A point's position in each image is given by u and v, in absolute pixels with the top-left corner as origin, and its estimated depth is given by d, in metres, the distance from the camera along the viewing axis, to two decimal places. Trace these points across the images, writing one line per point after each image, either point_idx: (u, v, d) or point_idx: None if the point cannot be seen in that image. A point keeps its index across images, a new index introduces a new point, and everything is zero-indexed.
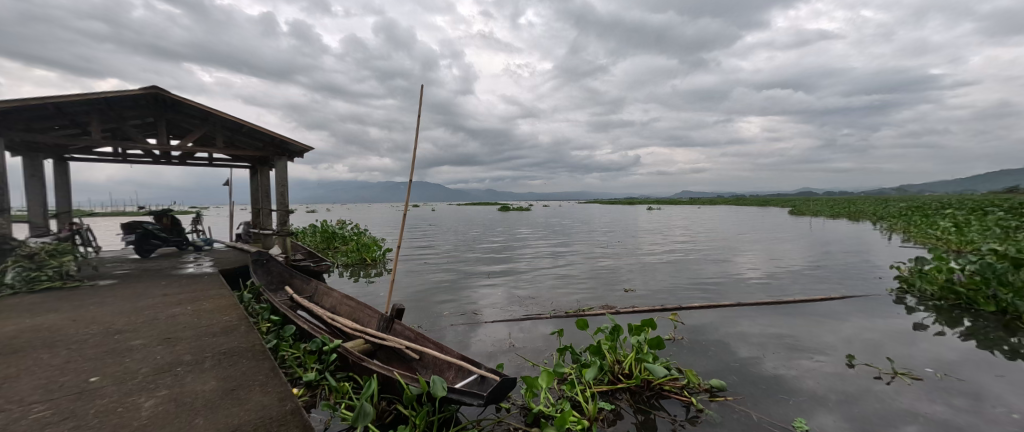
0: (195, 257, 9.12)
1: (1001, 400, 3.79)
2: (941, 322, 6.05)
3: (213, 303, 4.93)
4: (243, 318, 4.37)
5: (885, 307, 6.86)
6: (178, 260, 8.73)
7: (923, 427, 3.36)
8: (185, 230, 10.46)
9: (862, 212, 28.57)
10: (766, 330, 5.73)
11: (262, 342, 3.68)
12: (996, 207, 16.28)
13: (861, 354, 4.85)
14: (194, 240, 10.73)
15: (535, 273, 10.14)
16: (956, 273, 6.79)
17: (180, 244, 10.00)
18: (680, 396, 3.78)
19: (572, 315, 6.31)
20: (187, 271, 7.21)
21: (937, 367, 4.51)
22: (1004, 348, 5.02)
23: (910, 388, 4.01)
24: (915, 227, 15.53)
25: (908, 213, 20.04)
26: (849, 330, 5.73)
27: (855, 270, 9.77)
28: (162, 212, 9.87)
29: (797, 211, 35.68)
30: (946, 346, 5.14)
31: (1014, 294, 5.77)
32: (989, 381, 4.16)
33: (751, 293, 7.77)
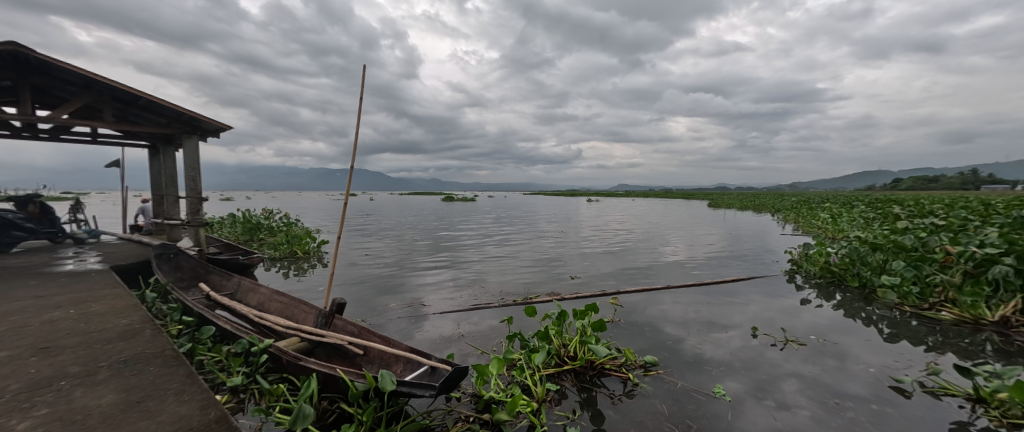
0: (76, 252, 7.90)
1: (869, 357, 4.50)
2: (819, 297, 7.00)
3: (105, 306, 4.31)
4: (146, 321, 3.88)
5: (780, 285, 7.82)
6: (53, 255, 7.49)
7: (811, 384, 3.87)
8: (58, 219, 9.00)
9: (766, 205, 32.11)
10: (691, 310, 6.24)
11: (173, 347, 3.30)
12: (859, 202, 19.43)
13: (764, 328, 5.47)
14: (72, 230, 9.29)
15: (478, 263, 10.12)
16: (832, 255, 7.86)
17: (53, 236, 8.69)
18: (619, 372, 4.00)
19: (520, 303, 6.42)
20: (66, 268, 6.21)
21: (824, 334, 5.22)
22: (863, 316, 5.95)
23: (800, 353, 4.61)
24: (802, 217, 17.95)
25: (798, 206, 23.00)
26: (756, 305, 6.44)
27: (759, 256, 11.02)
28: (25, 197, 8.42)
29: (714, 204, 39.14)
30: (826, 316, 5.96)
31: (871, 271, 6.84)
32: (862, 343, 4.88)
33: (678, 278, 8.41)
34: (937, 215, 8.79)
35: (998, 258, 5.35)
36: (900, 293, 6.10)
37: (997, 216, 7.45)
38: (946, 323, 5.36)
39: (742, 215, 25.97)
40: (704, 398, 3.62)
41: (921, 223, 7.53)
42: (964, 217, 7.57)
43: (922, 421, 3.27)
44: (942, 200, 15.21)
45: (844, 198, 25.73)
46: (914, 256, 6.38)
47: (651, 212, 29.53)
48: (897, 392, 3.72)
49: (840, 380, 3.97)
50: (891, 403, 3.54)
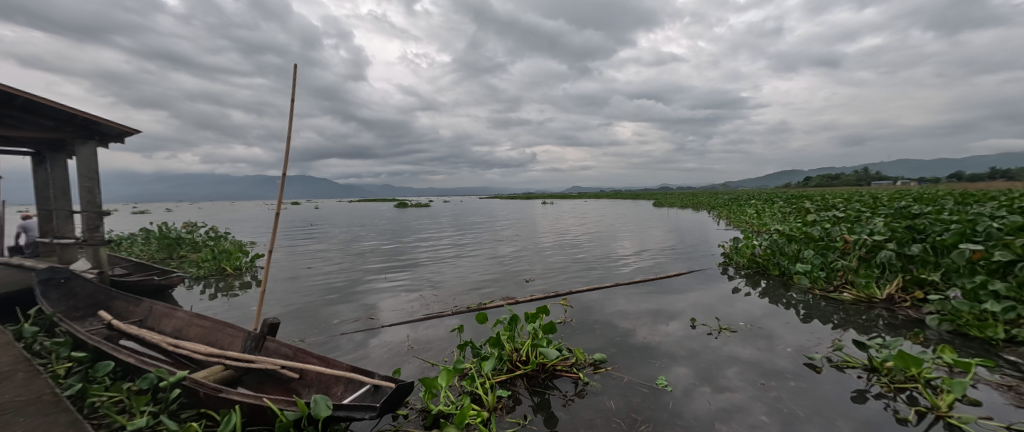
0: None
1: (789, 338, 4.97)
2: (748, 285, 7.67)
3: None
4: (20, 361, 3.54)
5: (715, 277, 8.43)
6: None
7: (742, 368, 4.19)
8: None
9: (702, 203, 34.53)
10: (637, 305, 6.52)
11: (53, 390, 3.09)
12: (780, 198, 21.53)
13: (701, 318, 5.85)
14: None
15: (428, 271, 9.86)
16: (757, 247, 8.66)
17: None
18: (569, 373, 4.08)
19: (473, 309, 6.34)
20: None
21: (752, 320, 5.69)
22: (783, 300, 6.61)
23: (732, 338, 4.99)
24: (734, 213, 19.54)
25: (730, 203, 25.02)
26: (694, 298, 6.88)
27: (697, 251, 11.81)
28: None
29: (656, 204, 41.53)
30: (754, 303, 6.51)
31: (789, 260, 7.63)
32: (782, 326, 5.39)
33: (625, 276, 8.75)
34: (838, 208, 10.01)
35: (884, 243, 6.23)
36: (811, 278, 6.85)
37: (883, 207, 8.66)
38: (847, 303, 6.10)
39: (684, 215, 25.83)
40: (649, 390, 3.79)
41: (826, 216, 8.53)
42: (859, 210, 8.70)
43: (831, 391, 3.68)
44: (846, 195, 17.30)
45: (768, 195, 28.37)
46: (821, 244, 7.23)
47: (600, 214, 30.61)
48: (809, 368, 4.15)
49: (765, 361, 4.34)
50: (807, 378, 3.93)
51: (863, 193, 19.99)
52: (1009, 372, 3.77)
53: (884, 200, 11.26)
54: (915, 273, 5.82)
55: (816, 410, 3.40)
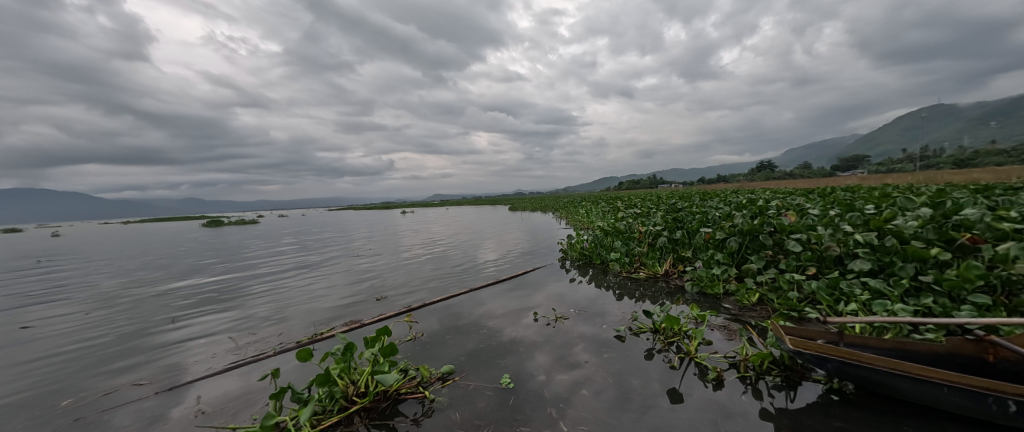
0: None
1: (607, 317, 5.90)
2: (578, 273, 8.89)
3: None
4: None
5: (555, 269, 9.43)
6: None
7: (573, 349, 4.77)
8: None
9: (546, 206, 38.59)
10: (487, 305, 6.72)
11: None
12: (605, 199, 25.72)
13: (541, 309, 6.42)
14: None
15: (248, 302, 8.15)
16: (585, 240, 10.11)
17: None
18: (415, 394, 3.97)
19: (301, 344, 5.50)
20: None
21: (582, 304, 6.55)
22: (602, 284, 7.91)
23: (566, 324, 5.64)
24: (571, 214, 22.32)
25: (568, 205, 28.60)
26: (537, 291, 7.50)
27: (541, 249, 13.02)
28: None
29: (507, 210, 44.51)
30: (584, 289, 7.53)
31: (606, 249, 9.17)
32: (602, 307, 6.37)
33: (477, 279, 8.96)
34: (639, 206, 12.53)
35: (663, 232, 8.10)
36: (620, 264, 8.38)
37: (664, 205, 11.25)
38: (641, 280, 7.70)
39: (533, 218, 28.15)
40: (494, 392, 3.96)
41: (630, 213, 10.56)
42: (651, 207, 11.06)
43: (633, 355, 4.54)
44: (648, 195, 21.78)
45: (595, 198, 33.53)
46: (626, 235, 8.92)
47: (457, 220, 30.96)
48: (616, 338, 5.06)
49: (590, 340, 5.05)
50: (619, 348, 4.74)
51: (660, 194, 25.53)
52: (727, 316, 5.36)
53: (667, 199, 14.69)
54: (679, 252, 7.74)
55: (622, 373, 4.14)
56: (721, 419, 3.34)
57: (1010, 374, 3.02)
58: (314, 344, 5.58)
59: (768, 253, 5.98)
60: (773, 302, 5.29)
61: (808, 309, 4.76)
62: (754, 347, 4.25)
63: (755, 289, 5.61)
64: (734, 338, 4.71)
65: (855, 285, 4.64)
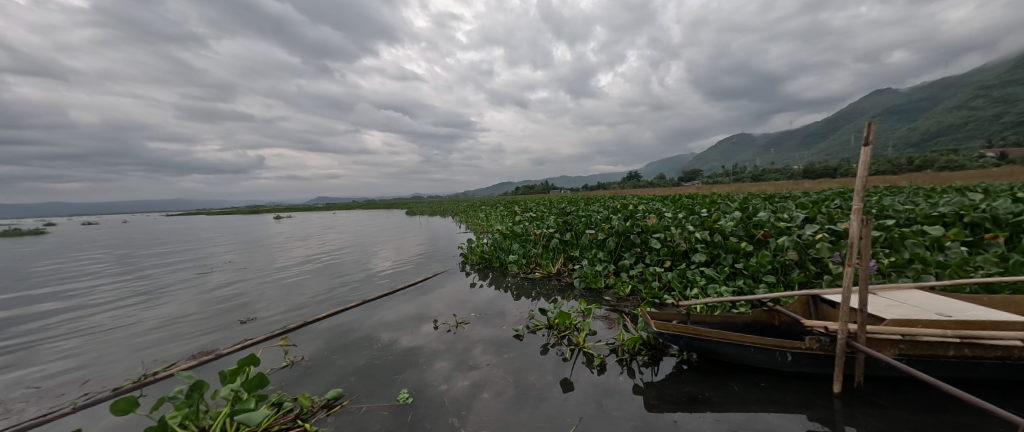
0: None
1: (505, 318, 6.12)
2: (478, 277, 9.02)
3: None
4: None
5: (455, 274, 9.41)
6: None
7: (473, 354, 4.84)
8: None
9: (446, 210, 38.34)
10: (382, 317, 6.37)
11: None
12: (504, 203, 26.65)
13: (440, 316, 6.34)
14: None
15: (53, 338, 6.32)
16: (485, 244, 10.29)
17: None
18: (292, 428, 3.57)
19: (120, 391, 4.33)
20: None
21: (480, 308, 6.65)
22: (502, 286, 8.18)
23: (465, 329, 5.68)
24: (471, 217, 22.54)
25: (468, 209, 28.82)
26: (436, 297, 7.39)
27: (441, 254, 12.84)
28: None
29: (405, 213, 42.96)
30: (484, 292, 7.68)
31: (505, 252, 9.50)
32: (500, 309, 6.57)
33: (371, 290, 8.42)
34: (535, 210, 13.30)
35: (556, 234, 8.71)
36: (517, 265, 8.76)
37: (556, 209, 12.14)
38: (536, 279, 8.18)
39: (433, 222, 27.68)
40: (388, 410, 3.80)
41: (526, 216, 11.13)
42: (545, 211, 11.85)
43: (530, 352, 4.81)
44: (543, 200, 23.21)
45: (494, 201, 34.43)
46: (523, 238, 9.34)
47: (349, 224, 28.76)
48: (514, 337, 5.31)
49: (489, 341, 5.20)
50: (517, 347, 4.98)
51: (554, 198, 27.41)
52: (609, 307, 6.03)
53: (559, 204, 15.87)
54: (569, 252, 8.45)
55: (520, 370, 4.36)
56: (604, 399, 3.77)
57: (790, 332, 4.08)
58: (144, 390, 4.46)
59: (637, 250, 6.93)
60: (641, 291, 6.13)
61: (666, 296, 5.66)
62: (628, 332, 4.89)
63: (628, 281, 6.43)
64: (615, 326, 5.35)
65: (698, 273, 5.68)
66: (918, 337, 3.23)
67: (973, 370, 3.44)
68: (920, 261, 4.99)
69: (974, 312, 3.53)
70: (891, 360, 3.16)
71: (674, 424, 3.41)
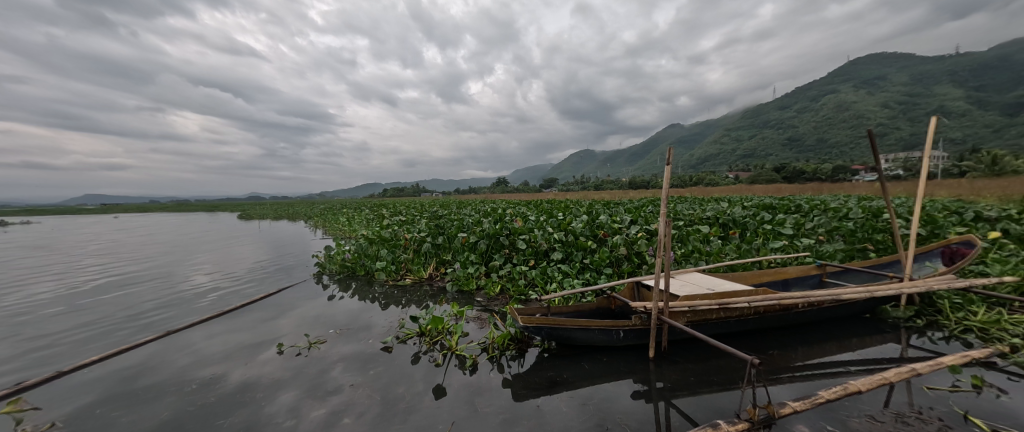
0: None
1: (369, 332, 5.73)
2: (339, 289, 8.20)
3: None
4: None
5: (308, 287, 8.35)
6: None
7: (334, 376, 4.40)
8: None
9: (297, 213, 33.86)
10: (206, 350, 5.19)
11: None
12: (368, 206, 24.95)
13: (288, 339, 5.53)
14: None
15: None
16: (346, 252, 9.43)
17: None
18: None
19: None
20: None
21: (338, 325, 6.04)
22: (369, 296, 7.64)
23: (319, 351, 5.08)
24: (328, 223, 20.40)
25: (325, 213, 26.01)
26: (283, 318, 6.41)
27: (289, 265, 11.23)
28: None
29: (241, 216, 36.27)
30: (346, 305, 7.04)
31: (371, 260, 8.91)
32: (362, 323, 6.09)
33: (190, 314, 6.78)
34: (403, 214, 12.88)
35: (427, 238, 8.58)
36: (386, 272, 8.31)
37: (426, 212, 11.99)
38: (407, 286, 7.94)
39: (279, 228, 24.07)
40: None
41: (394, 221, 10.67)
42: (414, 214, 11.59)
43: (398, 365, 4.63)
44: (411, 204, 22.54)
45: (355, 204, 31.92)
46: (391, 243, 8.91)
47: (157, 232, 22.75)
48: (383, 350, 5.06)
49: (352, 359, 4.83)
50: (384, 361, 4.73)
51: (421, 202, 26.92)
52: (481, 307, 6.25)
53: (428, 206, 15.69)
54: (441, 256, 8.45)
55: (388, 385, 4.17)
56: (475, 398, 3.90)
57: (622, 312, 4.86)
58: None
59: (505, 251, 7.35)
60: (510, 289, 6.52)
61: (530, 292, 6.15)
62: (498, 329, 5.17)
63: (498, 281, 6.76)
64: (485, 325, 5.60)
65: (556, 269, 6.33)
66: (695, 307, 4.18)
67: (724, 327, 4.68)
68: (698, 251, 6.54)
69: (729, 285, 4.79)
70: (683, 326, 4.07)
71: (537, 409, 3.73)
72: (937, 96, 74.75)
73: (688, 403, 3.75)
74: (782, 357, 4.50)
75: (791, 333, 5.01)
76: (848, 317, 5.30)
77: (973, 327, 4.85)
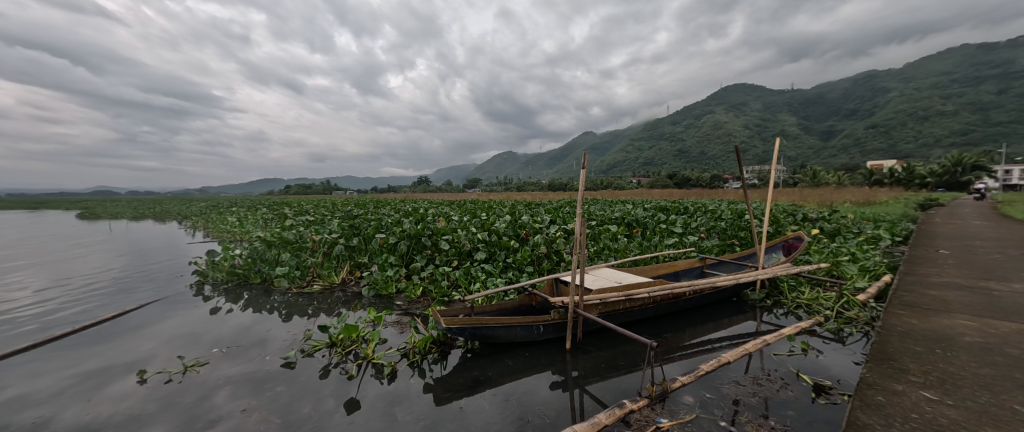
0: None
1: (264, 349, 5.12)
2: (228, 301, 7.15)
3: None
4: None
5: (185, 300, 7.13)
6: None
7: (224, 403, 3.86)
8: None
9: (169, 212, 28.85)
10: (30, 390, 4.11)
11: None
12: (262, 205, 22.24)
13: (156, 364, 4.67)
14: None
15: None
16: (237, 258, 8.23)
17: None
18: None
19: None
20: None
21: (223, 343, 5.27)
22: (267, 307, 6.83)
23: (198, 377, 4.37)
24: (211, 224, 17.70)
25: (206, 212, 22.54)
26: (148, 339, 5.38)
27: (157, 273, 9.46)
28: None
29: (88, 215, 29.70)
30: (237, 319, 6.20)
31: (269, 266, 7.96)
32: (252, 340, 5.38)
33: (8, 340, 5.31)
34: (309, 213, 11.80)
35: (338, 240, 7.97)
36: (289, 279, 7.51)
37: (338, 212, 11.18)
38: (315, 293, 7.30)
39: (142, 229, 20.21)
40: None
41: (298, 221, 9.70)
42: (322, 214, 10.71)
43: (303, 383, 4.23)
44: (316, 203, 20.68)
45: (246, 203, 28.26)
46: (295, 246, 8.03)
47: None
48: (285, 366, 4.62)
49: (244, 381, 4.30)
50: (285, 380, 4.29)
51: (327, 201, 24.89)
52: (400, 312, 6.01)
53: (336, 206, 14.57)
54: (356, 259, 7.94)
55: (289, 405, 3.81)
56: (393, 407, 3.75)
57: (543, 307, 5.06)
58: None
59: (427, 252, 7.19)
60: (431, 291, 6.37)
61: (453, 293, 6.09)
62: (419, 332, 5.04)
63: (419, 283, 6.56)
64: (405, 329, 5.42)
65: (479, 269, 6.37)
66: (605, 300, 4.54)
67: (629, 316, 5.15)
68: (608, 248, 7.10)
69: (633, 277, 5.31)
70: (596, 318, 4.37)
71: (459, 410, 3.72)
72: (788, 119, 91.10)
73: (600, 388, 4.07)
74: (674, 339, 5.12)
75: (680, 317, 5.71)
76: (722, 301, 6.17)
77: (801, 304, 6.01)
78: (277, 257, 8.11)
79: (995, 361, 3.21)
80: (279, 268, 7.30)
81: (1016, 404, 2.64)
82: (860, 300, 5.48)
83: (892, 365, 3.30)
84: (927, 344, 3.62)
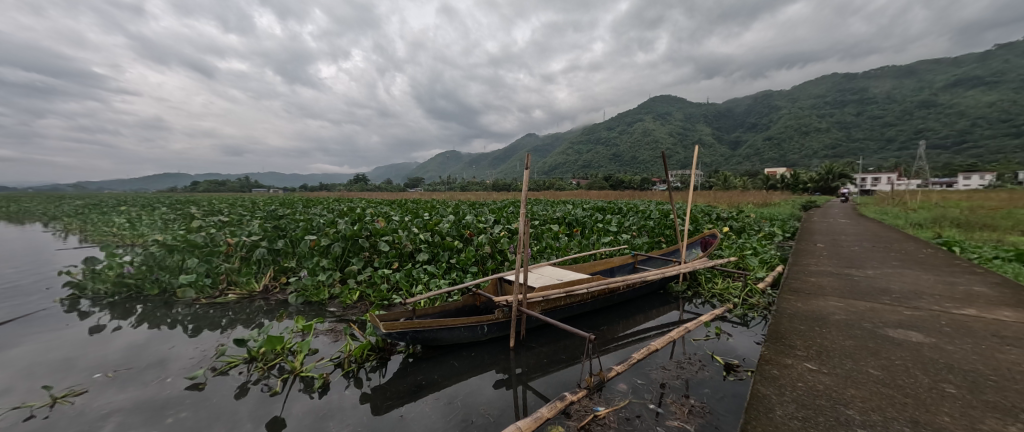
0: None
1: (164, 370, 4.43)
2: (115, 317, 6.04)
3: None
4: None
5: (55, 318, 5.89)
6: None
7: None
8: None
9: (26, 212, 23.66)
10: None
11: None
12: (159, 204, 19.28)
13: (11, 399, 3.79)
14: None
15: None
16: (126, 266, 6.98)
17: None
18: None
19: None
20: None
21: (108, 367, 4.45)
22: (168, 321, 5.90)
23: (74, 408, 3.64)
24: (90, 226, 14.89)
25: (81, 212, 18.90)
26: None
27: (14, 286, 7.69)
28: None
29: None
30: (127, 338, 5.27)
31: (170, 274, 6.88)
32: (148, 361, 4.62)
33: None
34: (223, 213, 10.49)
35: (259, 243, 7.18)
36: (197, 288, 6.58)
37: (260, 211, 10.10)
38: (230, 303, 6.48)
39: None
40: None
41: (209, 222, 8.56)
42: (240, 214, 9.59)
43: (215, 405, 3.74)
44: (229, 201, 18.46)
45: (137, 201, 24.26)
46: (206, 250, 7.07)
47: None
48: (191, 388, 4.04)
49: (136, 410, 3.67)
50: (192, 404, 3.75)
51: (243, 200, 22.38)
52: (334, 319, 5.59)
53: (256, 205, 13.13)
54: (282, 264, 7.24)
55: None
56: (326, 422, 3.48)
57: (486, 308, 5.06)
58: None
59: (365, 254, 6.79)
60: (370, 296, 6.01)
61: (394, 296, 5.82)
62: (355, 340, 4.74)
63: (355, 288, 6.15)
64: (339, 337, 5.06)
65: (422, 271, 6.18)
66: (548, 297, 4.67)
67: (569, 311, 5.37)
68: (549, 247, 7.34)
69: (574, 274, 5.54)
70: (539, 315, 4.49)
71: (400, 419, 3.57)
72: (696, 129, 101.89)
73: (542, 383, 4.19)
74: (609, 331, 5.45)
75: (615, 310, 6.09)
76: (650, 293, 6.71)
77: (715, 293, 6.77)
78: (181, 263, 7.04)
79: (856, 334, 3.92)
80: (183, 276, 6.35)
81: (871, 368, 3.26)
82: (760, 288, 6.34)
83: (784, 343, 3.87)
84: (808, 323, 4.31)
